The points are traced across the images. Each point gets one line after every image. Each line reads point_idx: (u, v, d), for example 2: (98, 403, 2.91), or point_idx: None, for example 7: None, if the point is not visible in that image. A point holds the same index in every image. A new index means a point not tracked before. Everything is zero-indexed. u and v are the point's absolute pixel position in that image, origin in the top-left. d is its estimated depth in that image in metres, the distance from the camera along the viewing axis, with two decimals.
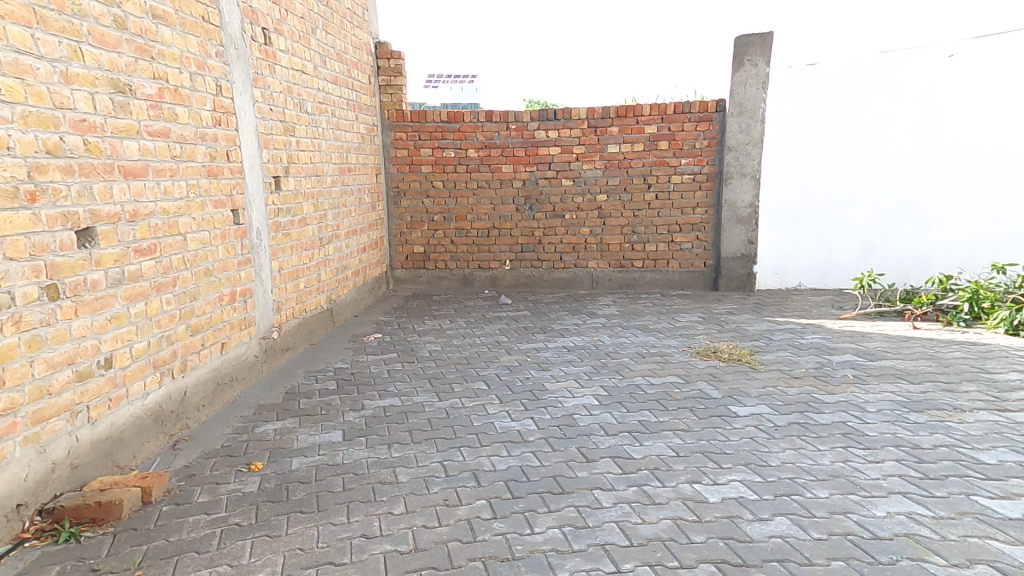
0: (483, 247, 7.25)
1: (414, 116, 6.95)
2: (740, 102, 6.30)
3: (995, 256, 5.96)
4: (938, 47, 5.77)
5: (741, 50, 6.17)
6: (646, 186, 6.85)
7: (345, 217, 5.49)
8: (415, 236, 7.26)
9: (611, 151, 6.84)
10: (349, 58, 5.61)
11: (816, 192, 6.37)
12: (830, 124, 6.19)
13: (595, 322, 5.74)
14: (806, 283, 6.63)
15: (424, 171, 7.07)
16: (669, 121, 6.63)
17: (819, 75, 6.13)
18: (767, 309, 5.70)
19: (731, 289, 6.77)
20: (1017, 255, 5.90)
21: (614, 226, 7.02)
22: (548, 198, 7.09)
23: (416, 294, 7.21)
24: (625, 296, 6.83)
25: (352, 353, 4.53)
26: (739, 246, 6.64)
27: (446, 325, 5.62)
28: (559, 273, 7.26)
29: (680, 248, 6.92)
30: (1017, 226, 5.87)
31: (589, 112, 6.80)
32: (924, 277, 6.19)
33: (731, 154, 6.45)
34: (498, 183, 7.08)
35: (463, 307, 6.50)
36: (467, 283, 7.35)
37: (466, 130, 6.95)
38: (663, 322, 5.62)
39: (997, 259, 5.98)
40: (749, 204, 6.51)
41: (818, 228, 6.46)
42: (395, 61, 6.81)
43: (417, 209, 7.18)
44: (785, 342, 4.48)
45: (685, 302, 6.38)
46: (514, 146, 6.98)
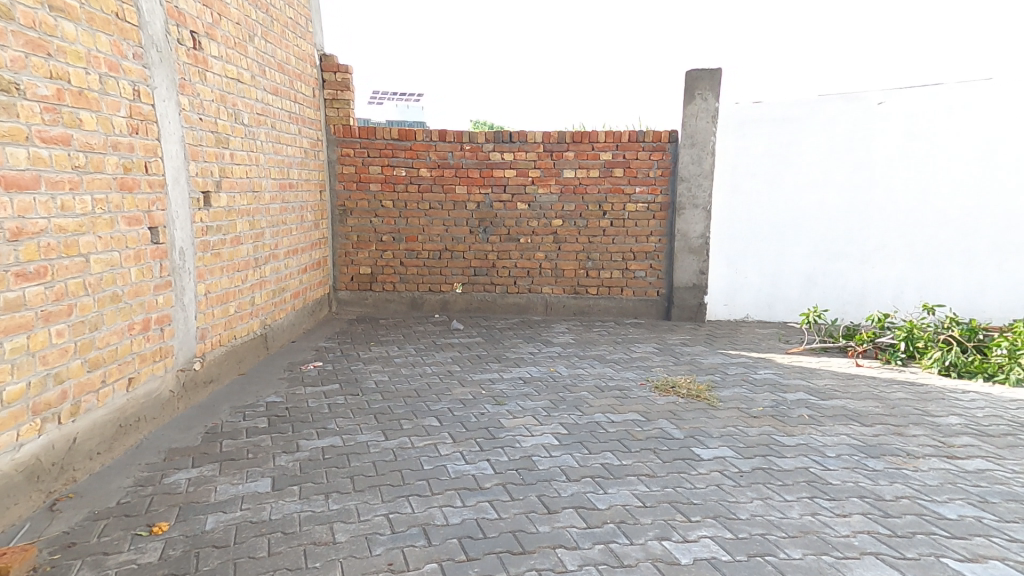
0: (435, 269, 7.01)
1: (362, 133, 6.68)
2: (691, 134, 6.43)
3: (922, 295, 6.26)
4: (870, 94, 6.10)
5: (692, 84, 6.33)
6: (601, 213, 6.85)
7: (284, 235, 5.14)
8: (361, 256, 6.93)
9: (566, 176, 6.81)
10: (291, 68, 5.33)
11: (762, 225, 6.55)
12: (774, 160, 6.41)
13: (550, 351, 5.59)
14: (753, 314, 6.76)
15: (373, 189, 6.79)
16: (623, 149, 6.68)
17: (764, 113, 6.36)
18: (719, 341, 5.77)
19: (682, 318, 6.84)
20: (942, 295, 6.20)
21: (568, 252, 6.97)
22: (503, 221, 6.95)
23: (362, 318, 6.85)
24: (579, 324, 6.76)
25: (288, 384, 4.16)
26: (691, 276, 6.74)
27: (394, 352, 5.31)
28: (513, 298, 7.11)
29: (634, 275, 6.93)
30: (942, 268, 6.18)
31: (545, 137, 6.76)
32: (861, 313, 6.42)
33: (683, 185, 6.57)
34: (451, 204, 6.89)
35: (413, 333, 6.20)
36: (417, 306, 7.07)
37: (417, 148, 6.75)
38: (618, 352, 5.56)
39: (925, 298, 6.27)
40: (701, 234, 6.64)
41: (763, 261, 6.62)
42: (342, 74, 6.54)
43: (364, 227, 6.87)
44: (740, 379, 4.57)
45: (639, 331, 6.36)
46: (469, 167, 6.83)
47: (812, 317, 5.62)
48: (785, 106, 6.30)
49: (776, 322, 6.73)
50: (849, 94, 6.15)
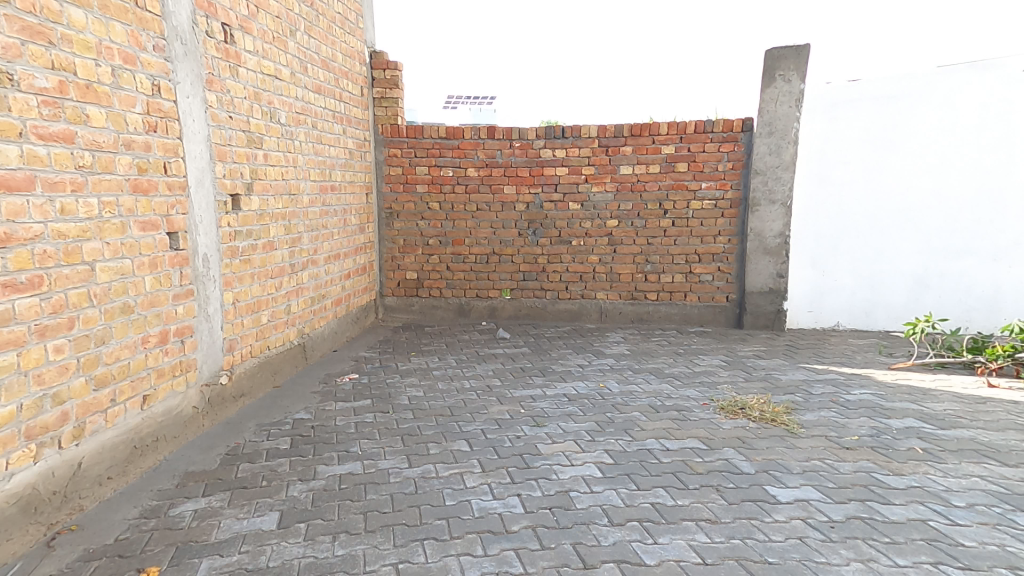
0: (482, 274, 6.70)
1: (410, 132, 6.43)
2: (770, 121, 5.73)
3: None
4: (1011, 60, 5.13)
5: (772, 64, 5.62)
6: (662, 212, 6.27)
7: (324, 240, 4.97)
8: (407, 260, 6.70)
9: (623, 172, 6.29)
10: (337, 66, 5.16)
11: (858, 221, 5.75)
12: (870, 147, 5.61)
13: (600, 364, 5.09)
14: (844, 322, 5.98)
15: (419, 190, 6.55)
16: (688, 141, 6.07)
17: (861, 92, 5.58)
18: (799, 354, 5.05)
19: (757, 327, 6.12)
20: None
21: (624, 255, 6.44)
22: (554, 223, 6.53)
23: (408, 325, 6.63)
24: (637, 333, 6.20)
25: (321, 399, 3.93)
26: (766, 280, 6.01)
27: (431, 364, 5.03)
28: (565, 304, 6.67)
29: (699, 280, 6.30)
30: None
31: (600, 131, 6.26)
32: (990, 322, 5.50)
33: (758, 179, 5.86)
34: (499, 205, 6.55)
35: (457, 342, 5.89)
36: (464, 313, 6.78)
37: (464, 148, 6.44)
38: (680, 364, 4.97)
39: None
40: (779, 233, 5.90)
41: (856, 261, 5.82)
42: (391, 72, 6.32)
43: (410, 231, 6.64)
44: (827, 399, 3.87)
45: (706, 341, 5.73)
46: (518, 166, 6.45)
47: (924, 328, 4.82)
48: (889, 81, 5.48)
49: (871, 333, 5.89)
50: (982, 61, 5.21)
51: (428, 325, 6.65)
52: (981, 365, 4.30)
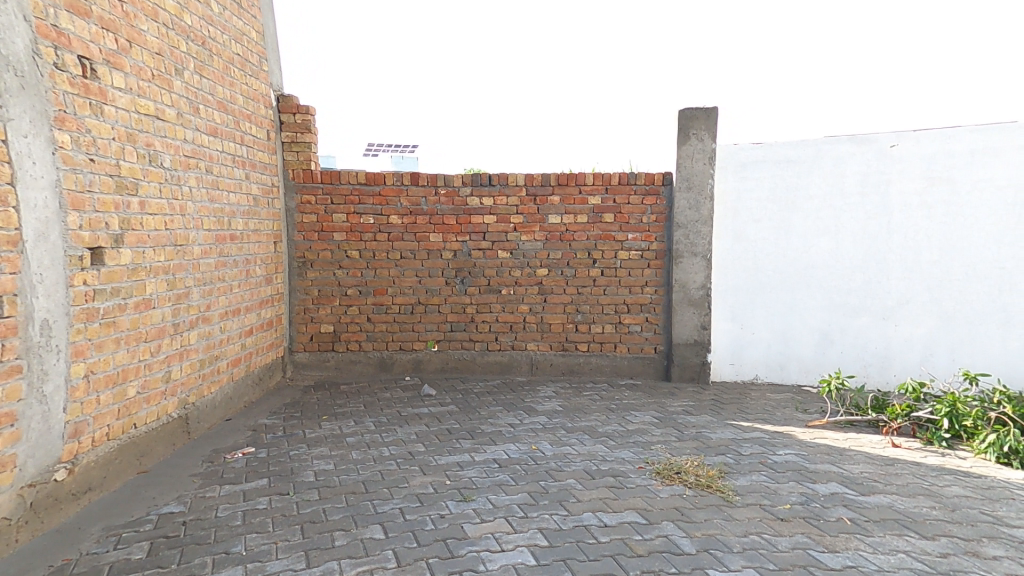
0: (406, 325, 6.32)
1: (326, 177, 6.08)
2: (687, 177, 5.88)
3: (957, 361, 5.44)
4: (884, 136, 5.51)
5: (686, 123, 5.80)
6: (591, 261, 6.23)
7: (218, 294, 4.45)
8: (323, 312, 6.21)
9: (551, 222, 6.23)
10: (238, 107, 4.80)
11: (769, 274, 5.92)
12: (777, 207, 5.85)
13: (534, 424, 4.75)
14: (761, 374, 6.05)
15: (337, 238, 6.15)
16: (614, 193, 6.12)
17: (764, 155, 5.81)
18: (726, 409, 5.00)
19: (684, 379, 6.10)
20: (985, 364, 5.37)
21: (554, 304, 6.31)
22: (482, 271, 6.31)
23: (323, 383, 6.07)
24: (568, 386, 6.00)
25: (199, 484, 3.36)
26: (692, 331, 6.05)
27: (347, 430, 4.46)
28: (494, 356, 6.39)
29: (628, 330, 6.24)
30: (974, 332, 5.39)
31: (528, 179, 6.20)
32: (884, 377, 5.70)
33: (679, 232, 5.97)
34: (425, 253, 6.27)
35: (378, 401, 5.37)
36: (386, 367, 6.34)
37: (388, 194, 6.17)
38: (612, 422, 4.77)
39: (963, 366, 5.44)
40: (702, 285, 6.00)
41: (770, 314, 5.96)
42: (302, 116, 6.02)
43: (326, 281, 6.18)
44: (756, 462, 3.76)
45: (637, 395, 5.61)
46: (444, 214, 6.24)
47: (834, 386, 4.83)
48: (787, 146, 5.76)
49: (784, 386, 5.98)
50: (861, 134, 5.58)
51: (346, 382, 6.12)
52: (885, 424, 4.38)
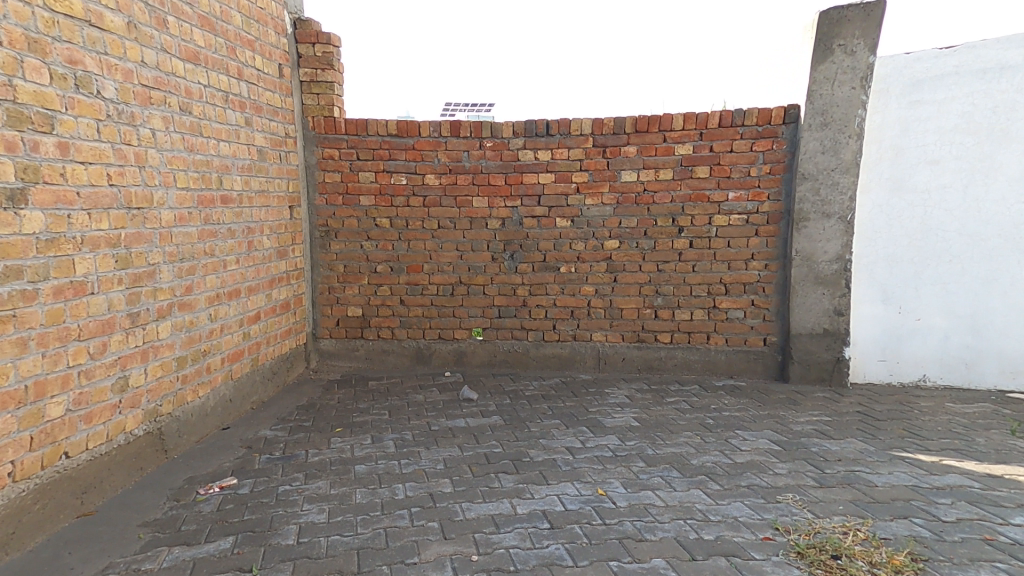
0: (445, 309, 5.30)
1: (350, 128, 4.99)
2: (823, 108, 4.39)
3: None
4: None
5: (829, 29, 4.28)
6: (676, 230, 4.95)
7: (205, 273, 3.49)
8: (349, 293, 5.23)
9: (625, 179, 4.96)
10: (232, 29, 3.79)
11: (951, 240, 4.40)
12: (974, 139, 4.27)
13: (599, 451, 3.56)
14: (931, 373, 4.56)
15: (364, 204, 5.11)
16: (710, 137, 4.75)
17: (958, 64, 4.22)
18: (878, 431, 3.59)
19: (806, 381, 4.71)
20: None
21: (625, 284, 5.12)
22: (536, 244, 5.19)
23: (347, 377, 5.14)
24: (647, 390, 4.77)
25: (142, 545, 2.43)
26: (819, 319, 4.61)
27: (358, 454, 3.48)
28: (552, 348, 5.30)
29: (726, 317, 4.94)
30: None
31: (595, 126, 4.94)
32: None
33: (805, 185, 4.52)
34: (467, 221, 5.18)
35: (404, 408, 4.35)
36: (424, 360, 5.35)
37: (421, 148, 5.03)
38: (711, 449, 3.46)
39: None
40: (836, 257, 4.53)
41: (949, 294, 4.46)
42: (322, 47, 4.91)
43: (351, 255, 5.18)
44: (977, 540, 2.39)
45: (739, 405, 4.27)
46: (491, 172, 5.08)
47: None
48: (1000, 45, 4.13)
49: (969, 392, 4.48)
50: None
51: (373, 376, 5.15)
52: None
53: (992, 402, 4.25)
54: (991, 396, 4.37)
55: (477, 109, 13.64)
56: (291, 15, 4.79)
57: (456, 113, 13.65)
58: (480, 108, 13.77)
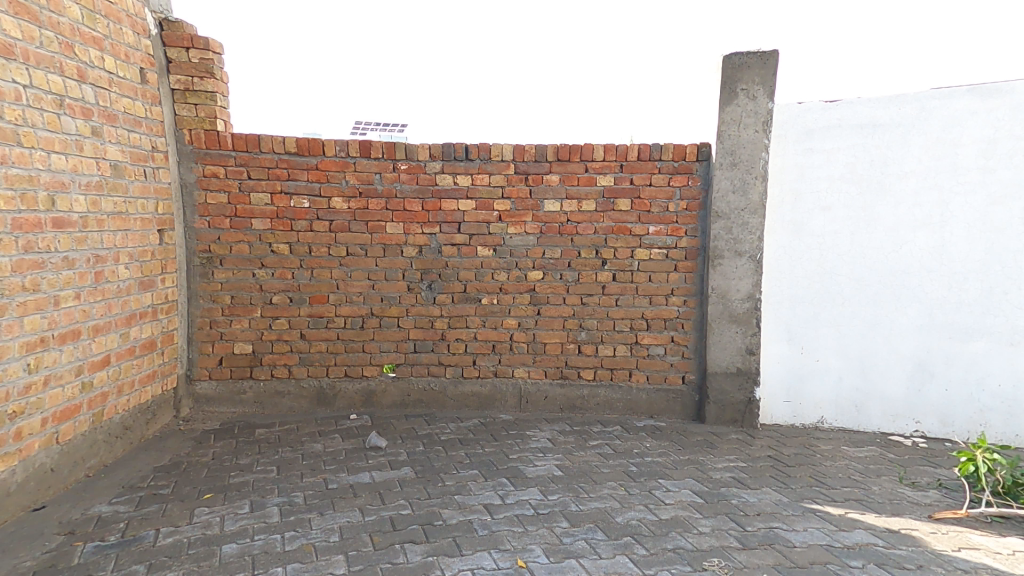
0: (353, 344, 4.79)
1: (239, 143, 4.41)
2: (731, 149, 4.44)
3: None
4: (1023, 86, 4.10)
5: (733, 73, 4.35)
6: (600, 262, 4.81)
7: (24, 312, 3.01)
8: (237, 327, 4.59)
9: (548, 209, 4.78)
10: (68, 22, 3.34)
11: (841, 285, 4.52)
12: (858, 188, 4.43)
13: (519, 508, 3.21)
14: (828, 415, 4.63)
15: (257, 227, 4.52)
16: (631, 171, 4.68)
17: (840, 117, 4.39)
18: (789, 479, 3.53)
19: (721, 422, 4.67)
20: None
21: (549, 318, 4.90)
22: (456, 273, 4.84)
23: (229, 424, 4.44)
24: (569, 431, 4.53)
25: None
26: (733, 357, 4.61)
27: (229, 529, 2.92)
28: (471, 386, 4.95)
29: (647, 353, 4.85)
30: None
31: (517, 152, 4.71)
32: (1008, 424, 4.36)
33: (719, 223, 4.54)
34: (379, 248, 4.74)
35: (296, 463, 3.76)
36: (326, 402, 4.78)
37: (325, 168, 4.56)
38: (635, 504, 3.24)
39: None
40: (748, 295, 4.57)
41: (843, 335, 4.56)
42: (197, 53, 4.32)
43: (241, 284, 4.56)
44: None
45: (660, 449, 4.13)
46: (406, 196, 4.70)
47: (986, 461, 3.30)
48: (873, 104, 4.34)
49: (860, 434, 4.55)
50: (988, 85, 4.15)
51: (263, 422, 4.49)
52: None
53: (882, 443, 4.34)
54: (876, 439, 4.44)
55: (387, 128, 13.15)
56: (155, 15, 4.20)
57: (363, 133, 13.03)
58: (385, 128, 13.21)
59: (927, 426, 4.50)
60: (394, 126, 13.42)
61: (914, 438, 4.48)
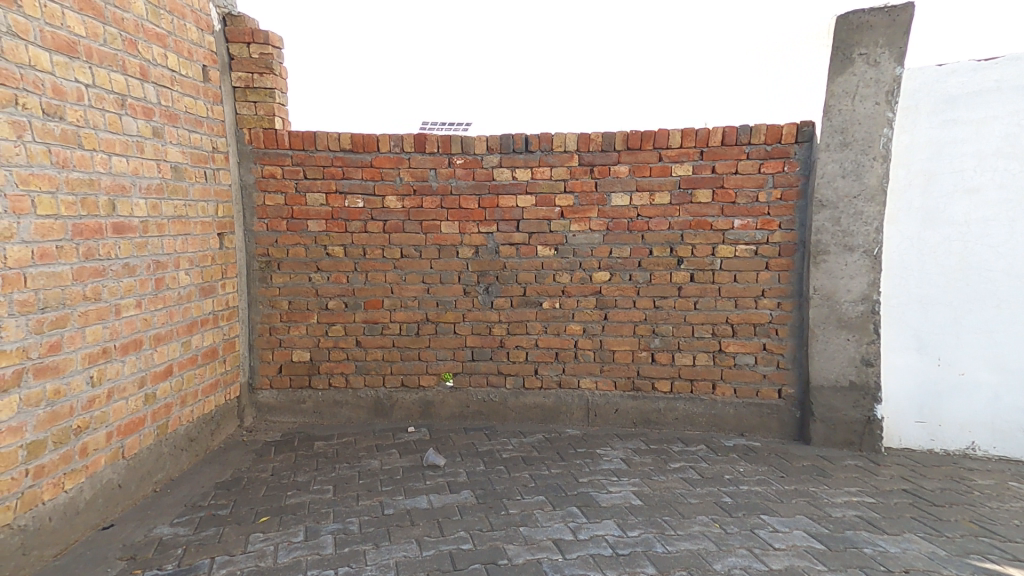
0: (409, 352, 4.52)
1: (294, 142, 4.24)
2: (843, 126, 3.81)
3: None
4: None
5: (849, 36, 3.73)
6: (675, 261, 4.29)
7: (86, 323, 2.86)
8: (295, 334, 4.44)
9: (615, 204, 4.31)
10: (131, 18, 3.22)
11: (994, 284, 3.77)
12: (1017, 165, 3.66)
13: (595, 547, 2.78)
14: (982, 441, 3.90)
15: (312, 229, 4.34)
16: (713, 155, 4.13)
17: (997, 78, 3.63)
18: (942, 524, 2.96)
19: (831, 444, 4.04)
20: None
21: (617, 323, 4.43)
22: (515, 276, 4.48)
23: (288, 435, 4.27)
24: (646, 450, 4.04)
25: None
26: (841, 368, 3.97)
27: (282, 561, 2.68)
28: (533, 398, 4.56)
29: (733, 362, 4.28)
30: None
31: (582, 142, 4.28)
32: None
33: (823, 213, 3.91)
34: (435, 249, 4.45)
35: (352, 482, 3.50)
36: (383, 412, 4.55)
37: (380, 166, 4.31)
38: (736, 547, 2.74)
39: None
40: (858, 296, 3.91)
41: (996, 346, 3.80)
42: (258, 48, 4.20)
43: (298, 289, 4.40)
44: None
45: (758, 475, 3.57)
46: (462, 193, 4.39)
47: None
48: None
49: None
50: None
51: (320, 434, 4.30)
52: None
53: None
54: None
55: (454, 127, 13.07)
56: (220, 9, 4.10)
57: (429, 130, 13.01)
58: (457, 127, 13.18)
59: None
60: (463, 125, 13.30)
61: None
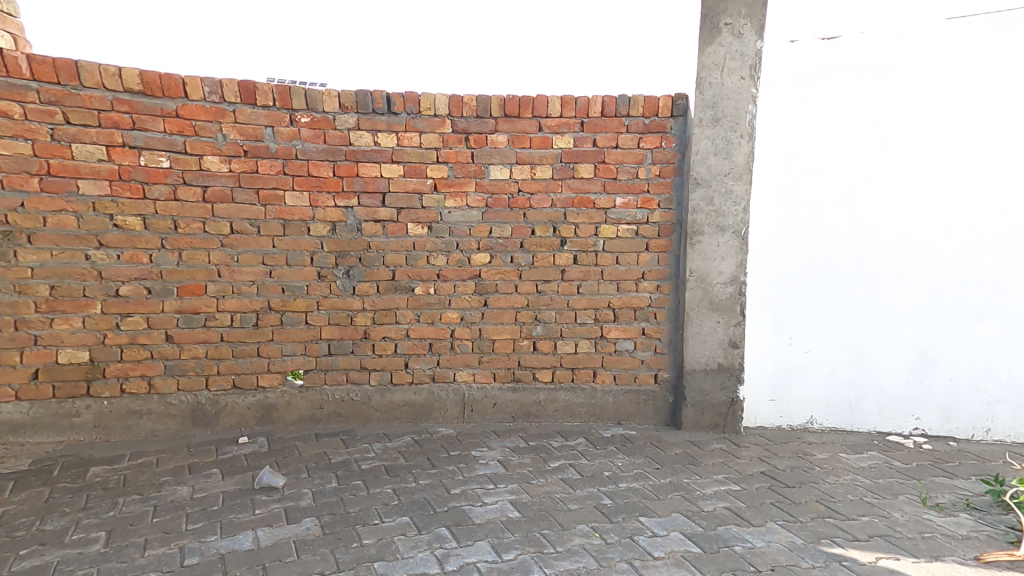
0: (244, 348, 3.72)
1: (37, 73, 3.18)
2: (713, 100, 3.70)
3: None
4: None
5: (713, 4, 3.62)
6: (558, 242, 3.96)
7: None
8: (61, 329, 3.42)
9: (495, 177, 3.86)
10: None
11: (835, 263, 3.94)
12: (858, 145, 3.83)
13: None
14: (819, 415, 4.08)
15: (87, 192, 3.36)
16: (594, 128, 3.83)
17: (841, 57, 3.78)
18: (795, 508, 2.92)
19: (699, 427, 4.02)
20: None
21: (498, 310, 4.02)
22: (381, 257, 3.85)
23: (46, 462, 3.25)
24: (525, 448, 3.72)
25: None
26: (711, 352, 3.97)
27: None
28: (402, 395, 4.01)
29: (614, 349, 4.10)
30: None
31: (453, 105, 3.74)
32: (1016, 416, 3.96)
33: (699, 192, 3.81)
34: (278, 224, 3.65)
35: (140, 523, 2.69)
36: (203, 421, 3.70)
37: (189, 116, 3.42)
38: (615, 561, 2.49)
39: None
40: (729, 278, 3.90)
41: (835, 323, 3.99)
42: None
43: (67, 270, 3.38)
44: None
45: (635, 469, 3.41)
46: (310, 158, 3.63)
47: None
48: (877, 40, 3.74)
49: (854, 435, 4.03)
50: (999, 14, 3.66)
51: (102, 456, 3.35)
52: None
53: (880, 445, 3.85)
54: (874, 441, 3.94)
55: None
56: None
57: None
58: None
59: (928, 423, 4.03)
60: None
61: (915, 437, 4.00)
